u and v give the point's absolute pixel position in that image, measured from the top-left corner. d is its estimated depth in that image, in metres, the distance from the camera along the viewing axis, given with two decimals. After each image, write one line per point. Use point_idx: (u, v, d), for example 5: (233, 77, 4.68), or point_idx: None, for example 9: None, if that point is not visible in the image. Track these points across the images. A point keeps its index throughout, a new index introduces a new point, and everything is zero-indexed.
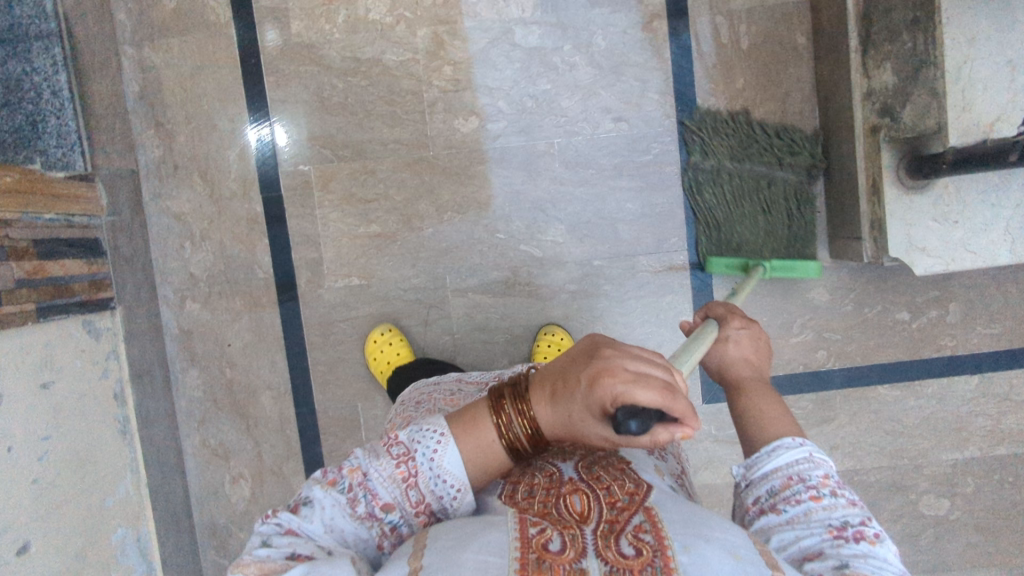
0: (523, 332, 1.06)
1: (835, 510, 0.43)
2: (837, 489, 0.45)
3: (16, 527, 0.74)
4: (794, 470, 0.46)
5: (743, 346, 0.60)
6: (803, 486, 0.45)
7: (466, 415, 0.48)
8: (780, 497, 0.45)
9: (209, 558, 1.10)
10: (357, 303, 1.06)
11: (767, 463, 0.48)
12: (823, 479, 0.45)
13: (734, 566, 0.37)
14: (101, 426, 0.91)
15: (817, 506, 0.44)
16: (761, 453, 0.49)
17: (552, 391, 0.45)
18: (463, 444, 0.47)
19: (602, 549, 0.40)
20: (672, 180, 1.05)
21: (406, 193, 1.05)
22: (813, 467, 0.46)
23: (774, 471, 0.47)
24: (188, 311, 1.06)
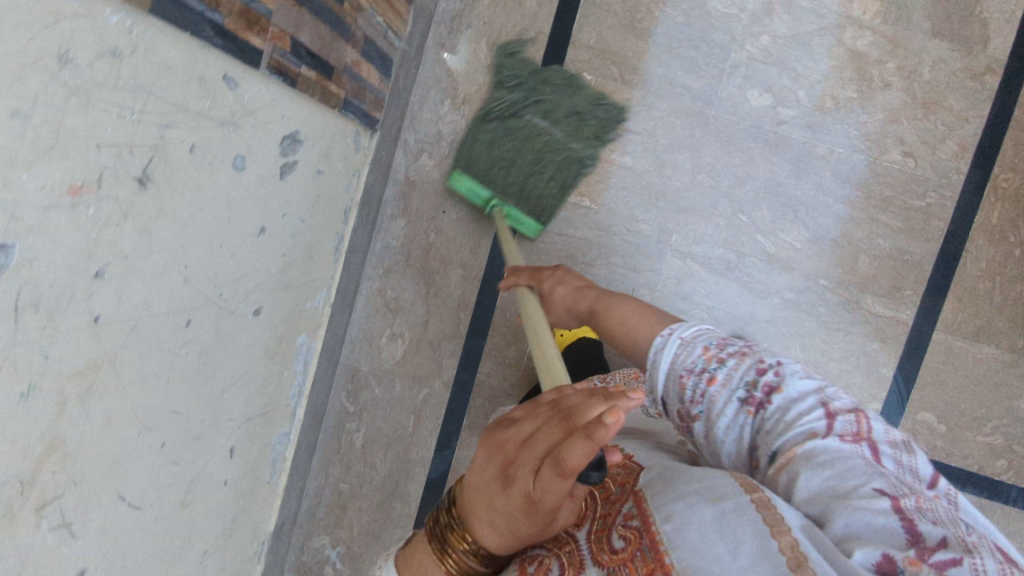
0: (722, 317, 1.04)
1: (736, 379, 0.53)
2: (718, 356, 0.55)
3: (261, 289, 0.75)
4: (680, 368, 0.56)
5: (565, 285, 0.81)
6: (696, 377, 0.55)
7: (410, 561, 0.46)
8: (688, 399, 0.55)
9: (336, 399, 1.11)
10: (577, 223, 1.06)
11: (660, 376, 0.58)
12: (705, 356, 0.55)
13: (713, 510, 0.39)
14: (328, 234, 0.91)
15: (715, 389, 0.53)
16: (653, 371, 0.59)
17: (488, 520, 0.42)
18: None
19: (596, 552, 0.43)
20: (935, 235, 1.00)
21: (671, 140, 1.03)
22: (692, 354, 0.56)
23: (669, 379, 0.57)
24: (420, 164, 1.06)
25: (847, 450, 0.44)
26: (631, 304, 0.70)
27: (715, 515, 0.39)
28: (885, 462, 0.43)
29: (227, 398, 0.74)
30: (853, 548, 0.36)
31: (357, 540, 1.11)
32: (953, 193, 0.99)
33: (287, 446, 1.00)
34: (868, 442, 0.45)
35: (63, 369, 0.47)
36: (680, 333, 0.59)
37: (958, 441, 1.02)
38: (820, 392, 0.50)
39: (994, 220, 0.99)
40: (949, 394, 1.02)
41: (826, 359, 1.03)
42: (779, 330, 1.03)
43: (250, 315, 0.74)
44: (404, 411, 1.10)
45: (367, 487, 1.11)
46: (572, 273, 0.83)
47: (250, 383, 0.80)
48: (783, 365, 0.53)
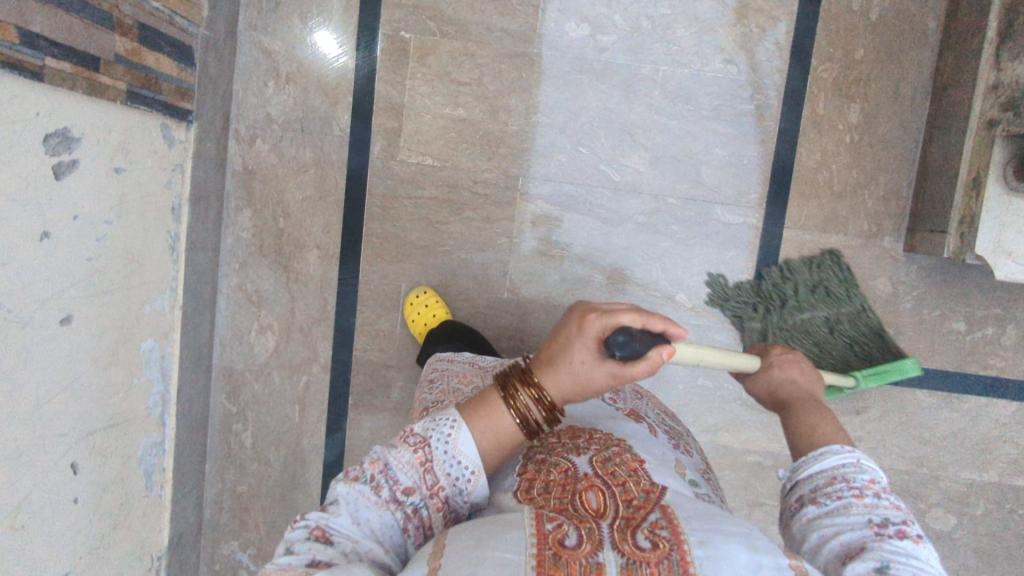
0: (582, 252, 1.05)
1: (883, 510, 0.43)
2: (881, 493, 0.45)
3: (64, 297, 0.73)
4: (839, 471, 0.47)
5: (788, 370, 0.66)
6: (848, 487, 0.45)
7: (473, 403, 0.50)
8: (824, 494, 0.46)
9: (218, 402, 1.08)
10: (425, 183, 1.05)
11: (813, 465, 0.48)
12: (870, 482, 0.45)
13: (749, 557, 0.38)
14: (155, 234, 0.89)
15: (859, 502, 0.44)
16: (806, 457, 0.49)
17: (550, 361, 0.51)
18: (475, 426, 0.49)
19: (618, 541, 0.41)
20: (767, 135, 1.02)
21: (500, 85, 1.03)
22: (860, 472, 0.46)
23: (820, 472, 0.48)
24: (255, 150, 1.04)
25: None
26: (822, 417, 0.55)
27: (751, 564, 0.38)
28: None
29: (48, 413, 0.72)
30: None
31: (266, 538, 1.10)
32: (778, 93, 1.01)
33: (163, 456, 0.98)
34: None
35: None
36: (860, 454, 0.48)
37: (825, 331, 1.05)
38: None
39: (821, 112, 1.01)
40: (807, 287, 1.04)
41: (689, 274, 1.04)
42: (638, 255, 1.04)
43: (54, 324, 0.72)
44: (288, 402, 1.08)
45: (266, 484, 1.09)
46: (800, 367, 0.67)
47: (81, 395, 0.77)
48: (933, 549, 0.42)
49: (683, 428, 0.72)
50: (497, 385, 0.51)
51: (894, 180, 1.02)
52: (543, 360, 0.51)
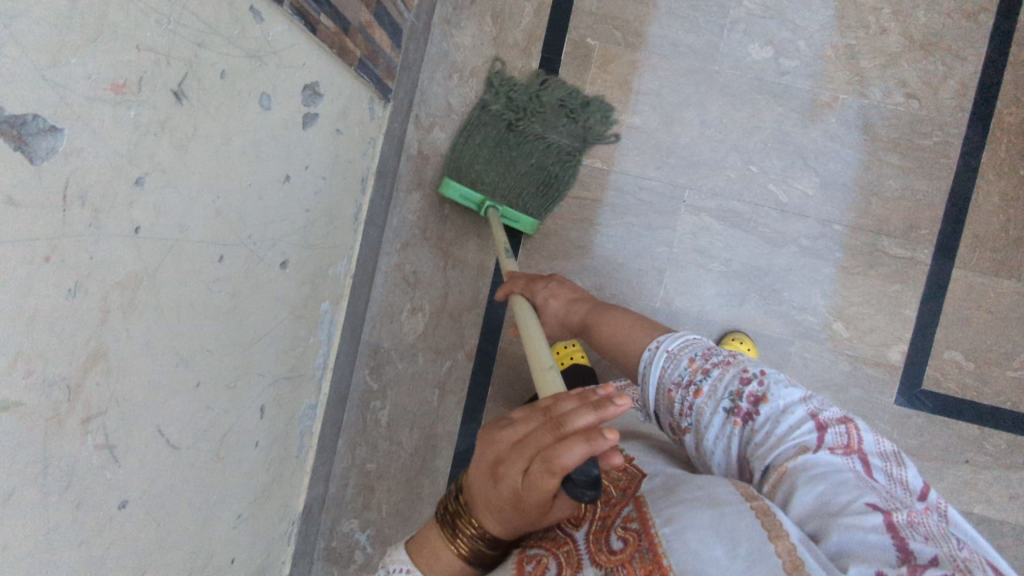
0: (740, 269, 1.04)
1: (722, 390, 0.56)
2: (706, 367, 0.58)
3: (285, 242, 0.76)
4: (673, 381, 0.60)
5: (553, 295, 0.88)
6: (683, 391, 0.59)
7: (425, 543, 0.52)
8: (679, 410, 0.58)
9: (360, 378, 1.09)
10: (591, 185, 1.07)
11: (653, 392, 0.62)
12: (693, 369, 0.59)
13: (710, 514, 0.41)
14: (347, 200, 0.92)
15: (704, 399, 0.56)
16: (648, 385, 0.63)
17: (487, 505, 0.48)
18: (431, 574, 0.50)
19: (596, 553, 0.45)
20: (945, 173, 1.01)
21: (677, 97, 1.05)
22: (681, 366, 0.60)
23: (661, 390, 0.61)
24: (432, 137, 1.08)
25: (838, 464, 0.47)
26: (620, 316, 0.77)
27: (714, 518, 0.40)
28: (876, 475, 0.46)
29: (257, 350, 0.75)
30: (848, 564, 0.38)
31: (387, 521, 1.09)
32: (959, 131, 1.01)
33: (314, 420, 0.99)
34: (859, 456, 0.48)
35: (107, 276, 0.48)
36: (672, 348, 0.63)
37: (988, 378, 1.01)
38: (807, 401, 0.53)
39: (1002, 154, 1.01)
40: (973, 330, 1.01)
41: (849, 303, 1.03)
42: (798, 278, 1.03)
43: (275, 266, 0.75)
44: (428, 385, 1.09)
45: (394, 466, 1.09)
46: (563, 284, 0.90)
47: (278, 340, 0.80)
48: (768, 375, 0.56)
49: None
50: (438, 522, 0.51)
51: None
52: (483, 510, 0.48)
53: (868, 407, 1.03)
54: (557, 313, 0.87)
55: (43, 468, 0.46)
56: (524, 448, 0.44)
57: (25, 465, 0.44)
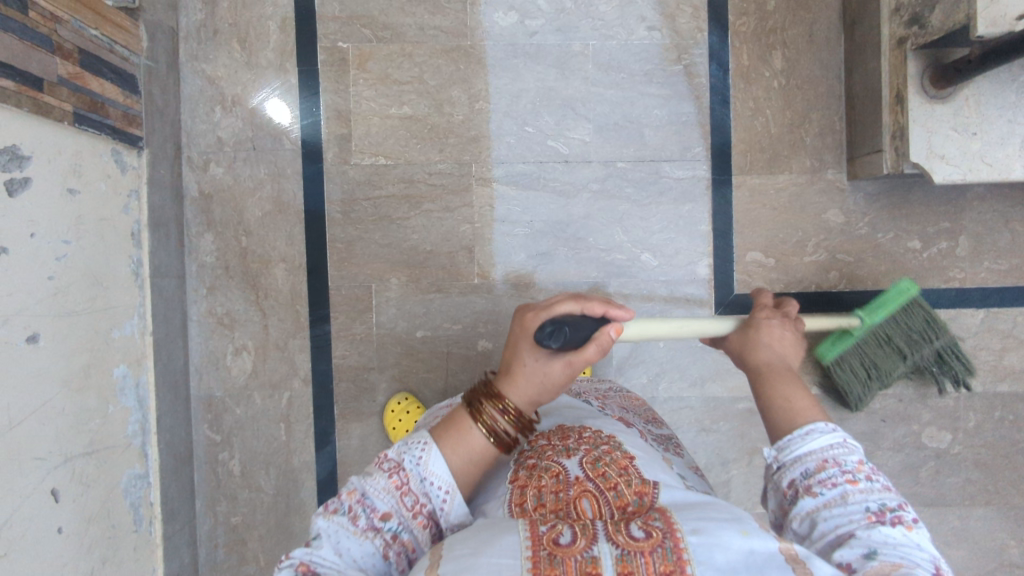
0: (543, 226, 1.07)
1: (877, 494, 0.47)
2: (871, 474, 0.49)
3: (27, 314, 0.73)
4: (830, 454, 0.50)
5: (779, 337, 0.65)
6: (839, 471, 0.49)
7: (447, 429, 0.55)
8: (817, 480, 0.49)
9: (201, 434, 1.04)
10: (380, 182, 1.06)
11: (801, 446, 0.51)
12: (859, 465, 0.49)
13: (741, 542, 0.42)
14: (116, 258, 0.89)
15: (854, 489, 0.47)
16: (790, 435, 0.52)
17: (509, 372, 0.57)
18: (445, 449, 0.53)
19: (613, 535, 0.45)
20: (701, 91, 1.07)
21: (440, 79, 1.07)
22: (847, 453, 0.50)
23: (808, 454, 0.51)
24: (210, 174, 1.05)
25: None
26: (801, 388, 0.57)
27: (743, 549, 0.42)
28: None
29: (21, 433, 0.71)
30: None
31: (268, 569, 1.05)
32: (702, 50, 1.07)
33: (149, 490, 0.94)
34: None
35: None
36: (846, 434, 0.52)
37: (789, 268, 1.07)
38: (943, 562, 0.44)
39: (746, 62, 1.07)
40: (766, 228, 1.07)
41: (649, 232, 1.07)
42: (597, 222, 1.07)
43: (21, 343, 0.72)
44: (272, 422, 1.05)
45: (260, 511, 1.05)
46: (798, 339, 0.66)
47: (54, 417, 0.76)
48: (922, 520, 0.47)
49: (669, 431, 0.77)
50: (465, 404, 0.56)
51: (825, 116, 1.07)
52: (502, 375, 0.58)
53: None
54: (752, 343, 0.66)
55: None
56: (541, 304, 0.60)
57: None
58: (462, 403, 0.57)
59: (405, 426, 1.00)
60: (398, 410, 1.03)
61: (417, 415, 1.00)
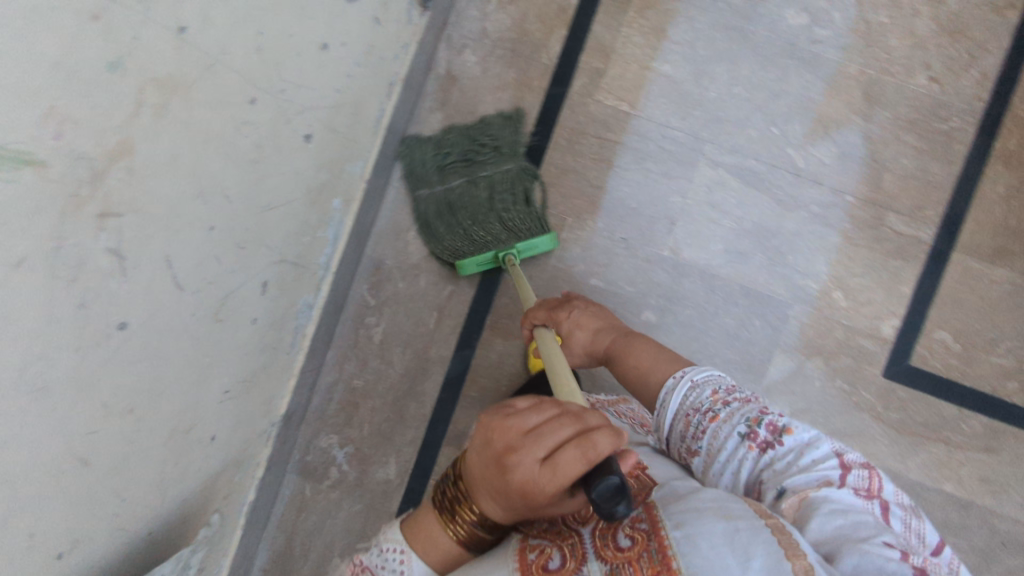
0: (750, 227, 1.05)
1: (738, 417, 0.59)
2: (724, 397, 0.61)
3: (314, 114, 0.73)
4: (688, 405, 0.63)
5: (585, 322, 0.84)
6: (701, 416, 0.61)
7: (420, 529, 0.53)
8: (692, 434, 0.61)
9: (358, 293, 1.06)
10: (615, 126, 1.06)
11: (669, 413, 0.64)
12: (713, 397, 0.61)
13: (725, 524, 0.44)
14: (374, 98, 0.90)
15: (719, 424, 0.59)
16: (661, 407, 0.65)
17: (491, 499, 0.50)
18: (426, 555, 0.53)
19: (601, 548, 0.47)
20: (956, 159, 1.05)
21: (711, 51, 1.06)
22: (702, 393, 0.62)
23: (677, 415, 0.63)
24: (462, 58, 1.06)
25: (854, 500, 0.50)
26: (644, 349, 0.73)
27: (728, 530, 0.43)
28: (893, 521, 0.50)
29: (268, 219, 0.72)
30: None
31: (367, 440, 1.06)
32: (974, 120, 1.05)
33: (309, 322, 0.96)
34: (878, 500, 0.51)
35: (145, 68, 0.47)
36: (690, 374, 0.65)
37: (973, 361, 1.04)
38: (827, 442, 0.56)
39: (1012, 148, 1.04)
40: (964, 314, 1.04)
41: (850, 273, 1.05)
42: (805, 243, 1.05)
43: (301, 138, 0.72)
44: (426, 308, 1.06)
45: (382, 385, 1.06)
46: (591, 310, 0.85)
47: (290, 218, 0.77)
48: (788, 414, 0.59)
49: None
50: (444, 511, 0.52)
51: None
52: (480, 494, 0.50)
53: (855, 376, 1.05)
54: (585, 340, 0.83)
55: (55, 247, 0.44)
56: (536, 456, 0.45)
57: (38, 232, 0.42)
58: (437, 500, 0.53)
59: None
60: None
61: None
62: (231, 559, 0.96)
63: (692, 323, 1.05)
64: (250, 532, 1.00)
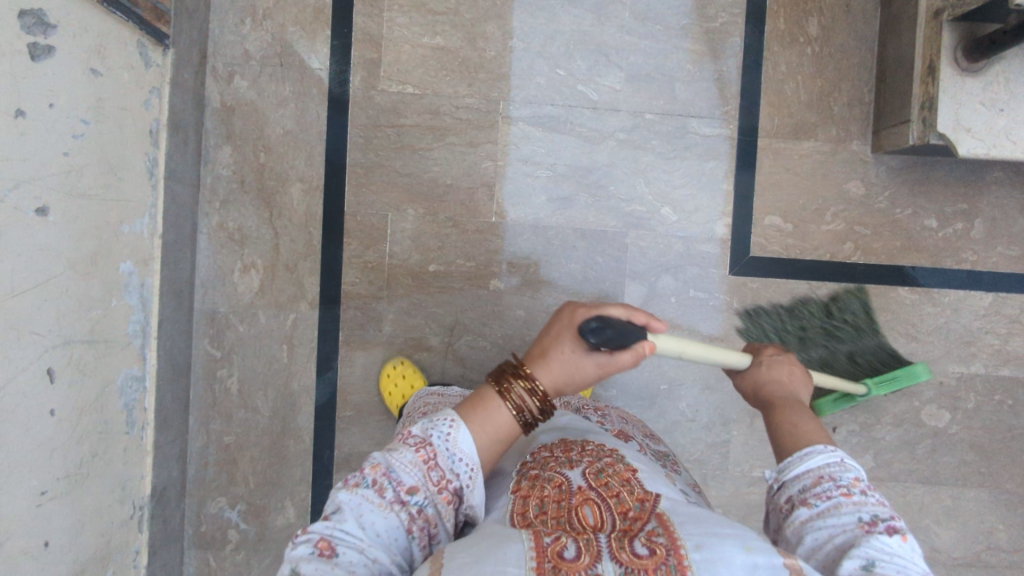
0: (566, 170, 1.06)
1: (871, 508, 0.46)
2: (868, 490, 0.47)
3: (39, 185, 0.70)
4: (826, 469, 0.49)
5: (780, 372, 0.68)
6: (834, 485, 0.47)
7: (469, 407, 0.51)
8: (813, 492, 0.48)
9: (201, 349, 1.02)
10: (406, 111, 1.04)
11: (799, 464, 0.50)
12: (855, 481, 0.48)
13: (745, 557, 0.41)
14: (133, 151, 0.86)
15: (848, 501, 0.46)
16: (790, 456, 0.51)
17: (543, 352, 0.53)
18: (472, 431, 0.49)
19: (617, 551, 0.43)
20: (735, 51, 1.08)
21: (476, 12, 1.05)
22: (845, 470, 0.48)
23: (806, 472, 0.50)
24: (234, 86, 1.03)
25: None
26: (806, 415, 0.58)
27: (748, 564, 0.40)
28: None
29: (21, 304, 0.68)
30: None
31: (256, 492, 1.03)
32: (740, 10, 1.08)
33: (144, 394, 0.91)
34: None
35: None
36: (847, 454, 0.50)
37: (806, 235, 1.07)
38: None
39: (781, 27, 1.08)
40: (786, 193, 1.07)
41: (671, 186, 1.06)
42: (621, 171, 1.06)
43: (30, 212, 0.69)
44: (275, 343, 1.03)
45: (254, 433, 1.03)
46: (802, 372, 0.69)
47: (57, 295, 0.74)
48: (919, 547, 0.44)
49: (668, 449, 0.74)
50: (490, 381, 0.53)
51: (855, 87, 1.08)
52: (535, 355, 0.54)
53: (705, 282, 1.07)
54: (756, 379, 0.69)
55: None
56: (587, 298, 0.56)
57: None
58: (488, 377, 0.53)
59: (400, 394, 0.98)
60: (394, 374, 1.01)
61: (413, 383, 0.99)
62: None
63: (541, 278, 1.05)
64: None
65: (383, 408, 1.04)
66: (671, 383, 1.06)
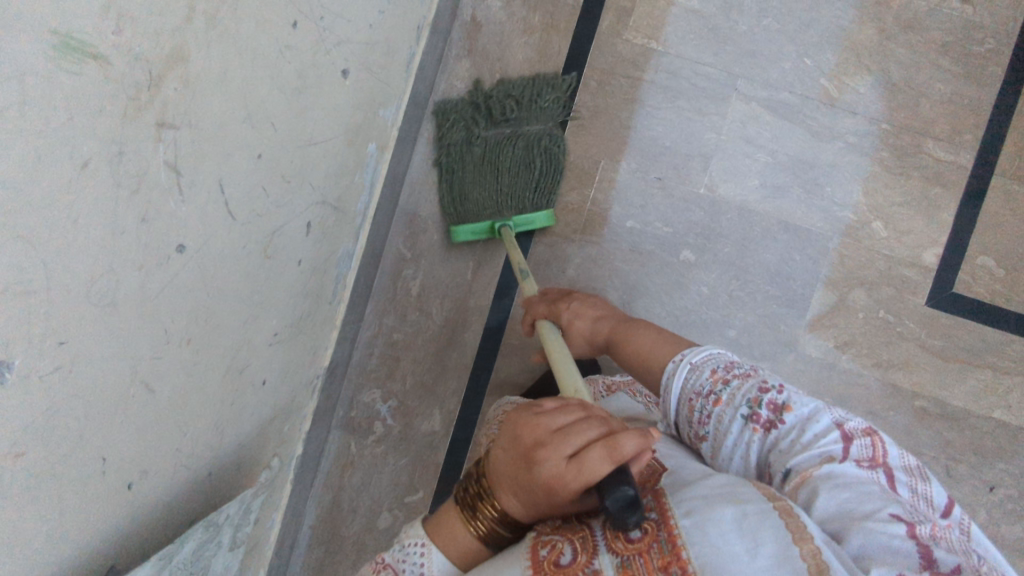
0: (787, 160, 1.04)
1: (740, 398, 0.56)
2: (726, 378, 0.58)
3: (350, 50, 0.73)
4: (689, 389, 0.59)
5: (585, 316, 0.81)
6: (703, 400, 0.58)
7: (440, 522, 0.54)
8: (698, 419, 0.58)
9: (394, 246, 1.06)
10: (645, 65, 1.05)
11: (672, 399, 0.61)
12: (713, 377, 0.58)
13: (734, 510, 0.43)
14: (404, 41, 0.89)
15: (723, 408, 0.56)
16: (664, 393, 0.62)
17: (514, 495, 0.50)
18: (445, 550, 0.53)
19: (612, 540, 0.46)
20: (993, 80, 1.03)
21: None
22: (699, 377, 0.59)
23: (680, 401, 0.60)
24: (488, 5, 1.06)
25: (862, 476, 0.48)
26: (645, 331, 0.71)
27: (736, 516, 0.42)
28: (900, 489, 0.47)
29: (310, 155, 0.71)
30: (868, 563, 0.40)
31: (410, 394, 1.06)
32: (1009, 40, 1.03)
33: (348, 272, 0.95)
34: (884, 469, 0.49)
35: None
36: (689, 356, 0.61)
37: (1017, 285, 1.03)
38: (829, 411, 0.54)
39: None
40: (1007, 238, 1.03)
41: (888, 202, 1.04)
42: (841, 173, 1.04)
43: (339, 73, 0.72)
44: (463, 258, 1.06)
45: (422, 337, 1.06)
46: (593, 299, 0.82)
47: (329, 157, 0.77)
48: (790, 386, 0.56)
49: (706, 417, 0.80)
50: (460, 504, 0.54)
51: None
52: (502, 491, 0.51)
53: (898, 306, 1.04)
54: (583, 334, 0.81)
55: (116, 153, 0.43)
56: (565, 452, 0.47)
57: (102, 132, 0.41)
58: (457, 496, 0.54)
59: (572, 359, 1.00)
60: None
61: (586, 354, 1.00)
62: (282, 513, 0.96)
63: (733, 260, 1.04)
64: (297, 485, 0.99)
65: (546, 346, 1.06)
66: (835, 398, 1.04)
